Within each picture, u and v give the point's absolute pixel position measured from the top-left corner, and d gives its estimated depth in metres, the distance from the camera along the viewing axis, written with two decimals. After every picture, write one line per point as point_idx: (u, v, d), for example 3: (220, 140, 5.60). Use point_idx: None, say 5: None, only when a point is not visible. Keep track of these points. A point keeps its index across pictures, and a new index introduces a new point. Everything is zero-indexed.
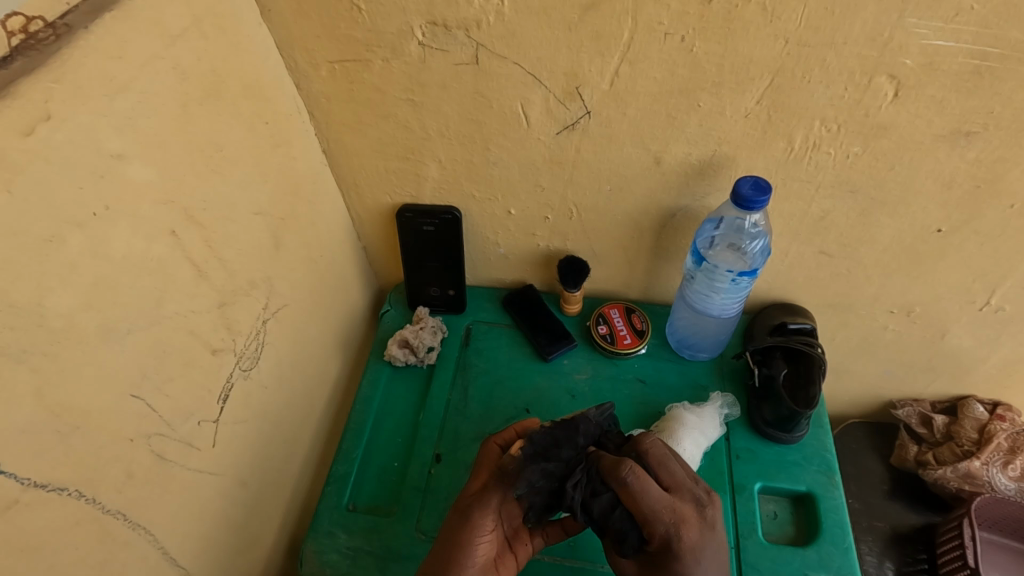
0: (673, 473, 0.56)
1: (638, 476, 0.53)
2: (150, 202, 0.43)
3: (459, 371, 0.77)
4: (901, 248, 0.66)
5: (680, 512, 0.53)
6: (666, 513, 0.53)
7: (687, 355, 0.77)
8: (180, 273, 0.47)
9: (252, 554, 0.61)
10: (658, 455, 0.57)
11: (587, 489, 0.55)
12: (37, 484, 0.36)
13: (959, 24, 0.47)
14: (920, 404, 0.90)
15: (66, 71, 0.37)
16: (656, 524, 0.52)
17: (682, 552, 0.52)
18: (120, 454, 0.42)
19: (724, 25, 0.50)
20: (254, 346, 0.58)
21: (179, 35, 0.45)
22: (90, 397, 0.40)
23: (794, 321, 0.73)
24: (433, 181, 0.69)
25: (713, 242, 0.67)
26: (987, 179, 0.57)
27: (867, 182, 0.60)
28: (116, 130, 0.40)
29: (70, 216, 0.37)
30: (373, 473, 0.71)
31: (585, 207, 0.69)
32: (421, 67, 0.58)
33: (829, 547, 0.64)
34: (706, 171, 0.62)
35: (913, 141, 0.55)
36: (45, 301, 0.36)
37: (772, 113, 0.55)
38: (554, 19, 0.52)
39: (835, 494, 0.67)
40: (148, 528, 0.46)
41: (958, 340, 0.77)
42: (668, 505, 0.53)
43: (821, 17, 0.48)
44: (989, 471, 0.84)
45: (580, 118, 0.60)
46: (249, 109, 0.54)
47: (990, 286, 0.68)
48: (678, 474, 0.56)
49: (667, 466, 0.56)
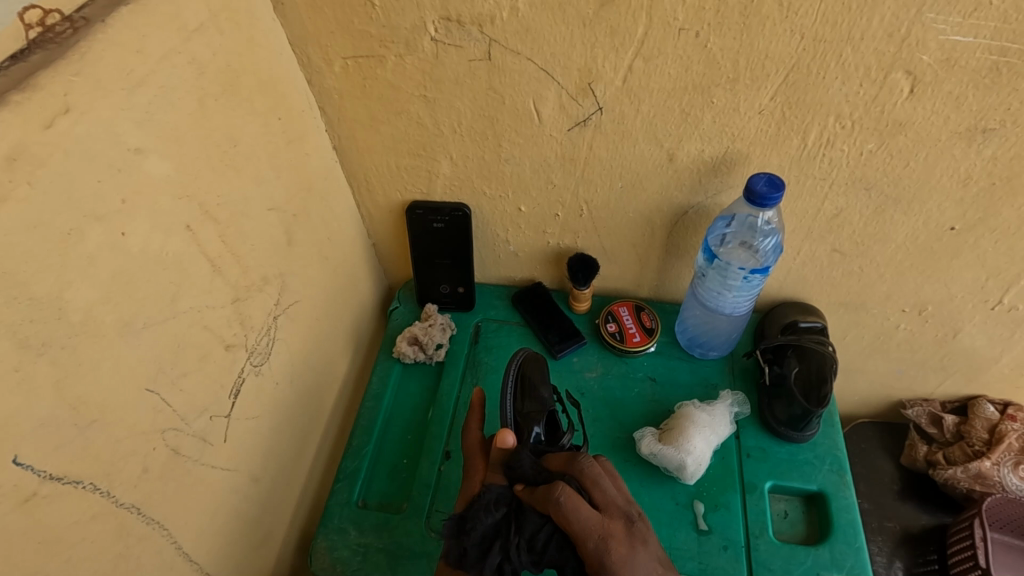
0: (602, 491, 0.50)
1: (571, 494, 0.48)
2: (167, 196, 0.43)
3: (469, 367, 0.77)
4: (915, 247, 0.66)
5: (608, 529, 0.47)
6: (595, 529, 0.47)
7: (697, 353, 0.77)
8: (195, 268, 0.47)
9: (264, 550, 0.61)
10: (591, 473, 0.51)
11: (525, 537, 0.49)
12: (54, 477, 0.36)
13: (979, 19, 0.46)
14: (929, 404, 0.89)
15: (87, 64, 0.37)
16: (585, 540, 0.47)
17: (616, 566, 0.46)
18: (138, 447, 0.43)
19: (740, 20, 0.50)
20: (266, 341, 0.58)
21: (196, 29, 0.45)
22: (109, 391, 0.40)
23: (804, 320, 0.73)
24: (444, 178, 0.69)
25: (724, 240, 0.67)
26: (1004, 176, 0.57)
27: (882, 179, 0.59)
28: (136, 124, 0.40)
29: (91, 209, 0.37)
30: (384, 470, 0.71)
31: (596, 204, 0.69)
32: (435, 64, 0.58)
33: (842, 546, 0.63)
34: (720, 168, 0.62)
35: (929, 137, 0.55)
36: (65, 294, 0.36)
37: (787, 109, 0.55)
38: (570, 14, 0.52)
39: (847, 493, 0.67)
40: (163, 523, 0.46)
41: (970, 339, 0.77)
42: (597, 522, 0.47)
43: (838, 13, 0.48)
44: (1000, 472, 0.83)
45: (593, 114, 0.59)
46: (263, 104, 0.54)
47: (1005, 285, 0.68)
48: (611, 493, 0.50)
49: (602, 484, 0.50)
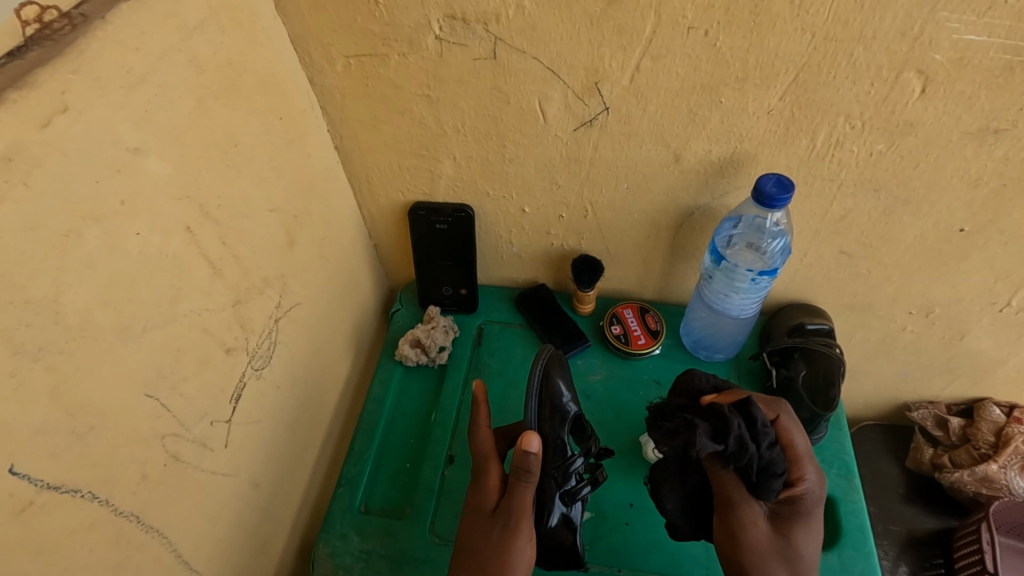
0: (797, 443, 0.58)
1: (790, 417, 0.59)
2: (166, 197, 0.42)
3: (471, 371, 0.76)
4: (923, 248, 0.65)
5: (801, 455, 0.57)
6: (806, 456, 0.57)
7: (702, 355, 0.76)
8: (195, 270, 0.46)
9: (265, 556, 0.60)
10: (787, 424, 0.58)
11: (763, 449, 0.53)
12: (51, 485, 0.35)
13: (993, 18, 0.46)
14: (935, 406, 0.88)
15: (84, 62, 0.36)
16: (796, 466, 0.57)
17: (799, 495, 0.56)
18: (135, 454, 0.42)
19: (751, 19, 0.49)
20: (267, 344, 0.57)
21: (196, 27, 0.44)
22: (106, 398, 0.39)
23: (811, 322, 0.72)
24: (447, 178, 0.68)
25: (731, 241, 0.66)
26: (1014, 177, 0.56)
27: (891, 180, 0.59)
28: (134, 123, 0.39)
29: (88, 210, 0.36)
30: (386, 474, 0.70)
31: (601, 205, 0.68)
32: (439, 63, 0.57)
33: (851, 552, 0.63)
34: (727, 169, 0.61)
35: (940, 138, 0.54)
36: (61, 297, 0.35)
37: (796, 109, 0.54)
38: (577, 12, 0.51)
39: (856, 498, 0.66)
40: (162, 530, 0.45)
41: (978, 342, 0.76)
42: (807, 451, 0.58)
43: (850, 11, 0.47)
44: (1007, 475, 0.83)
45: (599, 114, 0.59)
46: (264, 104, 0.53)
47: (1014, 286, 0.67)
48: (803, 442, 0.58)
49: (797, 431, 0.58)
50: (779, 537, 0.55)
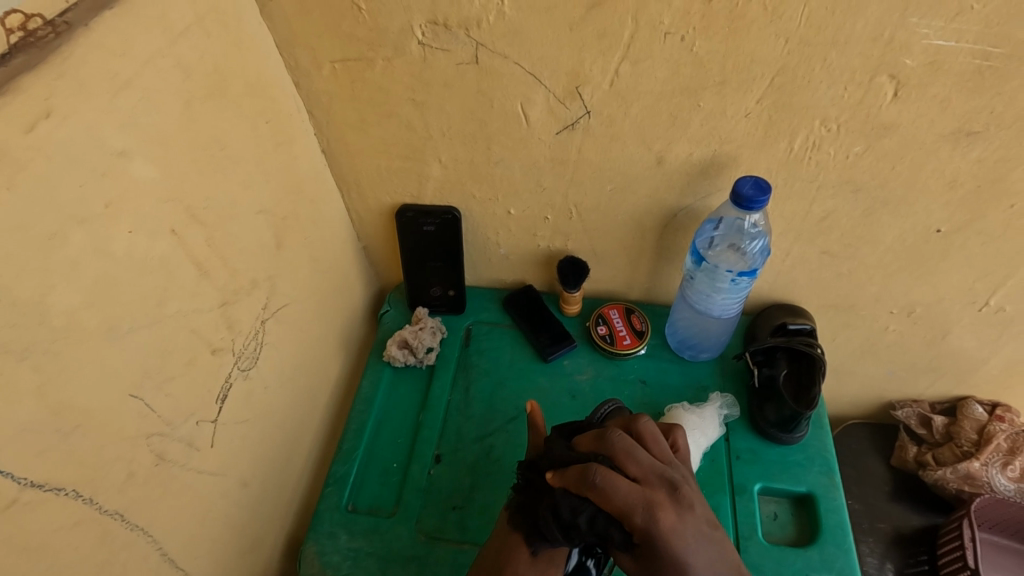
0: (641, 461, 0.50)
1: (608, 471, 0.48)
2: (152, 199, 0.43)
3: (460, 371, 0.77)
4: (903, 249, 0.66)
5: (650, 499, 0.47)
6: (639, 502, 0.47)
7: (687, 355, 0.77)
8: (181, 272, 0.47)
9: (253, 556, 0.61)
10: (623, 446, 0.51)
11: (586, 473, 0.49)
12: (35, 483, 0.36)
13: (961, 24, 0.47)
14: (919, 405, 0.90)
15: (68, 68, 0.36)
16: (631, 518, 0.46)
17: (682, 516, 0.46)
18: (121, 453, 0.42)
19: (727, 24, 0.50)
20: (254, 345, 0.57)
21: (182, 32, 0.45)
22: (91, 397, 0.39)
23: (794, 321, 0.73)
24: (435, 181, 0.69)
25: (713, 243, 0.67)
26: (989, 179, 0.57)
27: (870, 182, 0.60)
28: (119, 127, 0.40)
29: (73, 212, 0.37)
30: (374, 474, 0.70)
31: (586, 207, 0.69)
32: (424, 67, 0.58)
33: (831, 547, 0.64)
34: (709, 172, 0.62)
35: (915, 141, 0.55)
36: (46, 298, 0.36)
37: (774, 112, 0.55)
38: (557, 18, 0.52)
39: (837, 495, 0.67)
40: (149, 528, 0.46)
41: (959, 341, 0.77)
42: (638, 495, 0.47)
43: (824, 16, 0.48)
44: (989, 472, 0.84)
45: (581, 118, 0.59)
46: (251, 107, 0.54)
47: (992, 286, 0.68)
48: (646, 462, 0.49)
49: (635, 456, 0.50)
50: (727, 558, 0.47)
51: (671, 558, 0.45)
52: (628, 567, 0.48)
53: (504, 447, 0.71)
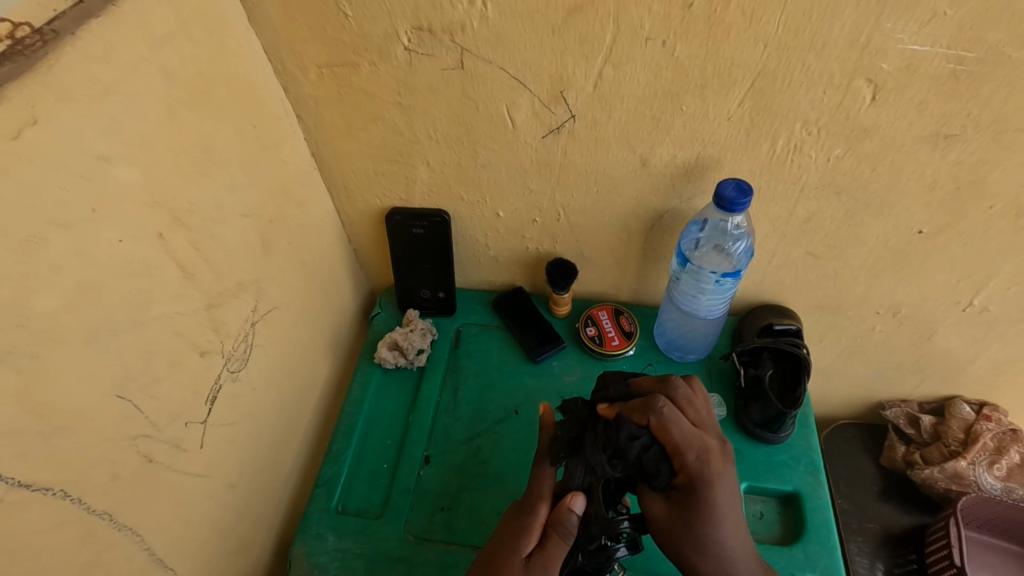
0: (684, 432, 0.53)
1: (672, 407, 0.54)
2: (135, 203, 0.43)
3: (449, 373, 0.78)
4: (886, 250, 0.67)
5: (706, 444, 0.53)
6: (695, 443, 0.53)
7: (675, 356, 0.77)
8: (166, 275, 0.47)
9: (241, 557, 0.61)
10: (683, 396, 0.56)
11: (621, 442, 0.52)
12: (19, 484, 0.36)
13: (936, 28, 0.48)
14: (907, 405, 0.90)
15: (51, 74, 0.37)
16: (683, 457, 0.53)
17: (710, 479, 0.52)
18: (106, 454, 0.43)
19: (706, 29, 0.51)
20: (241, 348, 0.58)
21: (166, 38, 0.45)
22: (75, 399, 0.40)
23: (780, 322, 0.73)
24: (423, 184, 0.70)
25: (698, 244, 0.68)
26: (969, 180, 0.58)
27: (852, 184, 0.61)
28: (102, 133, 0.40)
29: (56, 217, 0.38)
30: (363, 475, 0.71)
31: (573, 210, 0.70)
32: (409, 72, 0.58)
33: (815, 546, 0.64)
34: (693, 174, 0.63)
35: (895, 143, 0.56)
36: (29, 301, 0.36)
37: (755, 115, 0.56)
38: (539, 23, 0.53)
39: (822, 494, 0.67)
40: (135, 529, 0.46)
41: (945, 341, 0.78)
42: (696, 438, 0.53)
43: (800, 21, 0.49)
44: (976, 471, 0.85)
45: (565, 121, 0.60)
46: (237, 112, 0.54)
47: (976, 286, 0.69)
48: (699, 416, 0.56)
49: (694, 405, 0.56)
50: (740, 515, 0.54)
51: (709, 499, 0.52)
52: (659, 515, 0.53)
53: (492, 448, 0.71)
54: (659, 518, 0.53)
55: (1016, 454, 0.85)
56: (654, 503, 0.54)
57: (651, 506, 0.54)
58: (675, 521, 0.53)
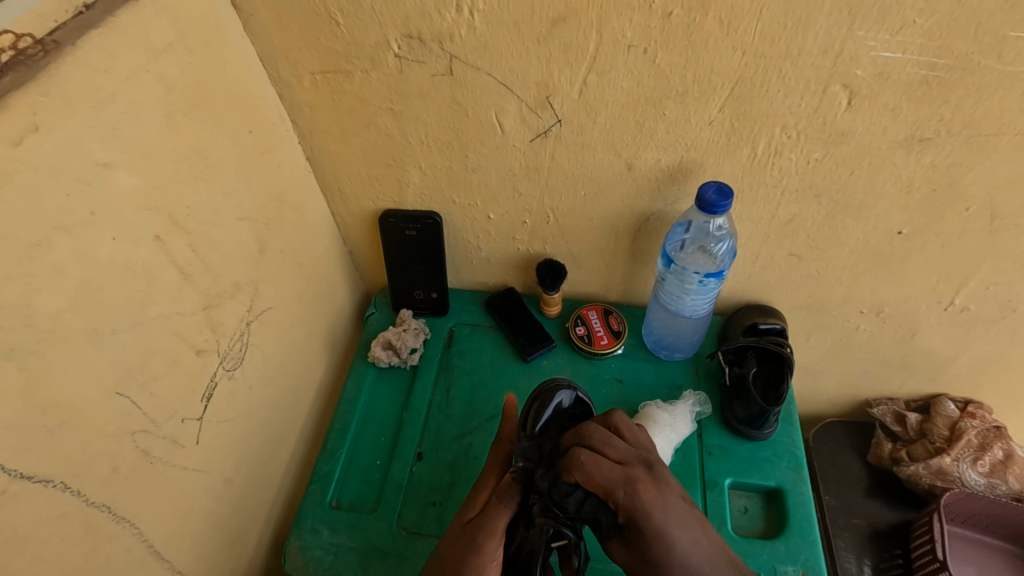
0: (602, 470, 0.54)
1: (591, 453, 0.55)
2: (134, 207, 0.45)
3: (441, 372, 0.79)
4: (867, 251, 0.69)
5: (631, 476, 0.54)
6: (620, 479, 0.54)
7: (663, 355, 0.79)
8: (165, 276, 0.49)
9: (238, 550, 0.63)
10: (601, 435, 0.57)
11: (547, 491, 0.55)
12: (23, 475, 0.38)
13: (906, 37, 0.49)
14: (894, 402, 0.92)
15: (53, 85, 0.39)
16: (614, 492, 0.53)
17: (645, 511, 0.52)
18: (106, 448, 0.44)
19: (685, 37, 0.52)
20: (238, 347, 0.60)
21: (164, 49, 0.47)
22: (77, 394, 0.42)
23: (765, 321, 0.75)
24: (415, 187, 0.72)
25: (683, 245, 0.70)
26: (943, 183, 0.60)
27: (831, 187, 0.62)
28: (102, 140, 0.42)
29: (59, 221, 0.39)
30: (357, 471, 0.72)
31: (562, 212, 0.71)
32: (400, 78, 0.60)
33: (797, 539, 0.66)
34: (676, 177, 0.64)
35: (871, 147, 0.58)
36: (33, 301, 0.38)
37: (735, 120, 0.58)
38: (524, 32, 0.54)
39: (804, 489, 0.69)
40: (134, 521, 0.48)
41: (927, 339, 0.79)
42: (619, 473, 0.54)
43: (776, 30, 0.51)
44: (960, 468, 0.86)
45: (552, 126, 0.62)
46: (234, 119, 0.56)
47: (955, 286, 0.71)
48: (624, 447, 0.56)
49: (612, 442, 0.57)
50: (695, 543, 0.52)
51: (650, 535, 0.52)
52: (623, 559, 0.54)
53: (483, 445, 0.73)
54: (626, 562, 0.53)
55: (999, 451, 0.86)
56: (618, 549, 0.54)
57: (615, 553, 0.54)
58: (638, 562, 0.52)
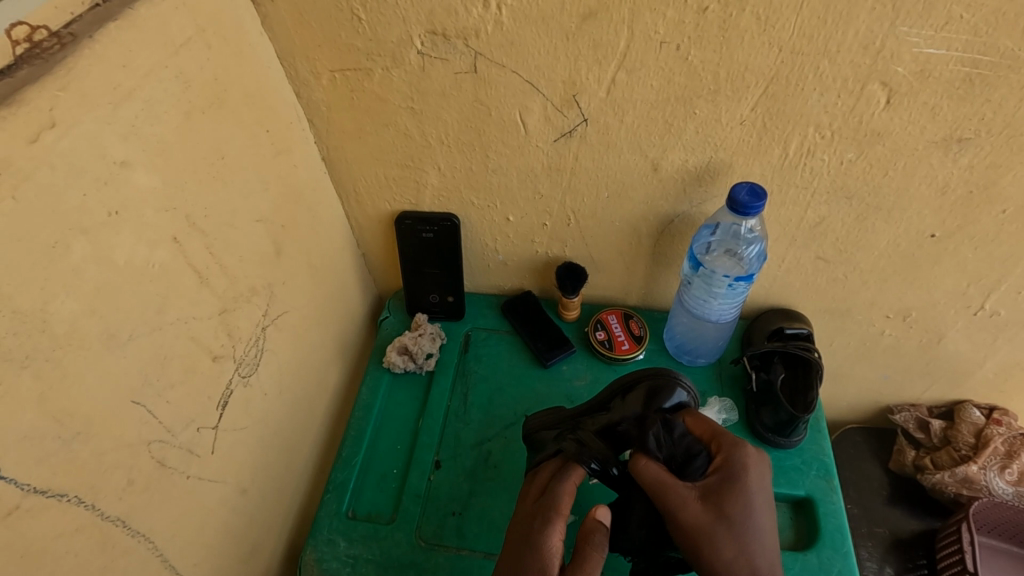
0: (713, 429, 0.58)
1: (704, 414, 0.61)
2: (153, 207, 0.43)
3: (457, 377, 0.77)
4: (897, 254, 0.67)
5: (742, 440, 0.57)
6: (732, 438, 0.57)
7: (685, 360, 0.77)
8: (182, 280, 0.47)
9: (253, 562, 0.61)
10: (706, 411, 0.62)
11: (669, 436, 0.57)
12: (37, 490, 0.36)
13: (950, 33, 0.48)
14: (917, 409, 0.90)
15: (71, 80, 0.37)
16: (722, 440, 0.57)
17: (745, 464, 0.54)
18: (121, 458, 0.42)
19: (719, 34, 0.51)
20: (254, 352, 0.58)
21: (183, 44, 0.45)
22: (93, 403, 0.40)
23: (791, 326, 0.73)
24: (433, 188, 0.70)
25: (710, 248, 0.68)
26: (980, 184, 0.58)
27: (863, 188, 0.60)
28: (120, 138, 0.40)
29: (76, 222, 0.38)
30: (373, 480, 0.70)
31: (583, 214, 0.70)
32: (421, 75, 0.58)
33: (829, 552, 0.64)
34: (704, 178, 0.63)
35: (907, 146, 0.56)
36: (49, 307, 0.36)
37: (767, 119, 0.56)
38: (553, 28, 0.53)
39: (835, 499, 0.67)
40: (149, 535, 0.46)
41: (954, 345, 0.78)
42: (715, 434, 0.58)
43: (815, 26, 0.49)
44: (987, 476, 0.85)
45: (577, 125, 0.60)
46: (250, 117, 0.54)
47: (986, 290, 0.69)
48: None
49: None
50: (750, 513, 0.52)
51: (743, 487, 0.53)
52: (698, 516, 0.51)
53: (502, 452, 0.71)
54: (696, 519, 0.51)
55: None
56: (689, 506, 0.52)
57: (689, 509, 0.52)
58: (712, 518, 0.51)
